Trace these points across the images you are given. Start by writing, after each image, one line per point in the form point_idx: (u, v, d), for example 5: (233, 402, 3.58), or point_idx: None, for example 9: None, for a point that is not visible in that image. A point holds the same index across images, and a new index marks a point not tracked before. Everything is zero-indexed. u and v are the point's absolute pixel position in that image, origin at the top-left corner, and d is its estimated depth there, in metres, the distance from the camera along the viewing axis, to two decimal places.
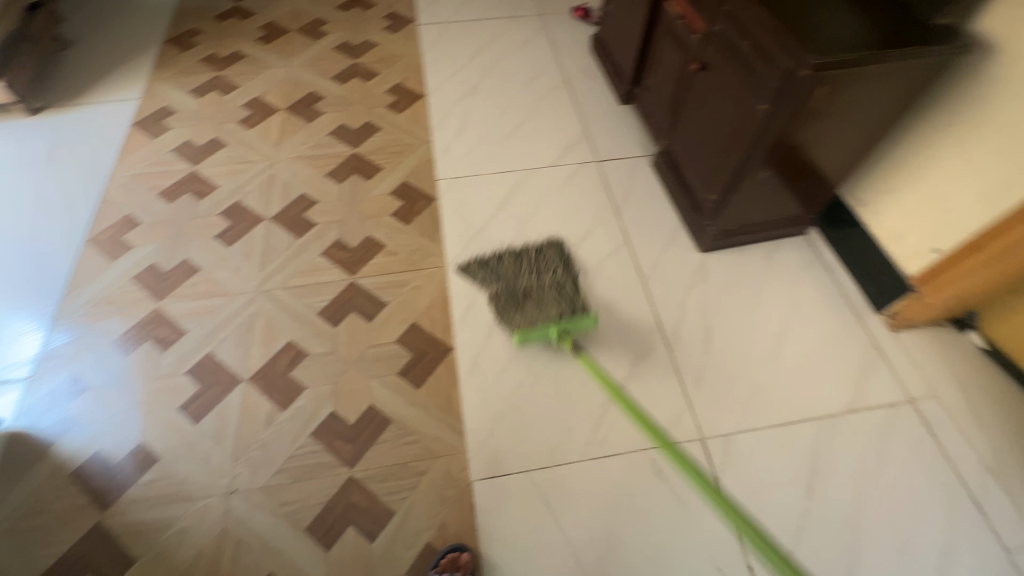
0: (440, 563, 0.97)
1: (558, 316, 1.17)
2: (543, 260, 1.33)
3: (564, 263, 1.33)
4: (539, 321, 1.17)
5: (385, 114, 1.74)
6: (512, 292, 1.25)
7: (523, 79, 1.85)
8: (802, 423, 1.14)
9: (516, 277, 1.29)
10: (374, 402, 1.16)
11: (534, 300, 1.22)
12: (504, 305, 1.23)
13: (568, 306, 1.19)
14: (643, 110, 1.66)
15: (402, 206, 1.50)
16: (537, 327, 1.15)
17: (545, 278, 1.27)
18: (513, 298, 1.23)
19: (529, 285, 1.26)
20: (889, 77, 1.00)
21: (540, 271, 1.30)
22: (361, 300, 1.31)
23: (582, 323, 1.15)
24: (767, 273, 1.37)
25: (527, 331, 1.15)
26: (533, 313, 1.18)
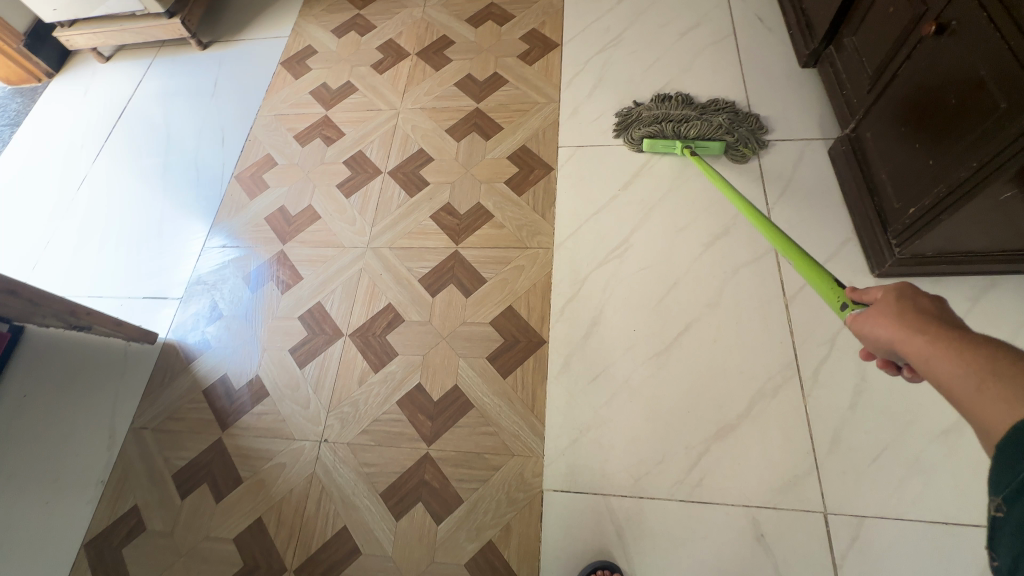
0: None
1: (692, 132, 1.30)
2: (722, 107, 1.35)
3: (744, 117, 1.32)
4: (672, 134, 1.31)
5: (514, 66, 1.59)
6: (666, 107, 1.37)
7: (680, 27, 1.56)
8: (974, 528, 0.88)
9: (678, 99, 1.38)
10: (460, 383, 1.14)
11: (683, 118, 1.33)
12: (650, 112, 1.36)
13: (707, 129, 1.29)
14: (831, 78, 1.30)
15: (518, 174, 1.39)
16: (666, 139, 1.31)
17: (705, 109, 1.35)
18: (663, 111, 1.35)
19: (687, 112, 1.33)
20: None
21: (706, 105, 1.36)
22: (461, 272, 1.27)
23: (710, 144, 1.28)
24: (968, 319, 1.04)
25: (655, 139, 1.32)
26: (669, 128, 1.31)
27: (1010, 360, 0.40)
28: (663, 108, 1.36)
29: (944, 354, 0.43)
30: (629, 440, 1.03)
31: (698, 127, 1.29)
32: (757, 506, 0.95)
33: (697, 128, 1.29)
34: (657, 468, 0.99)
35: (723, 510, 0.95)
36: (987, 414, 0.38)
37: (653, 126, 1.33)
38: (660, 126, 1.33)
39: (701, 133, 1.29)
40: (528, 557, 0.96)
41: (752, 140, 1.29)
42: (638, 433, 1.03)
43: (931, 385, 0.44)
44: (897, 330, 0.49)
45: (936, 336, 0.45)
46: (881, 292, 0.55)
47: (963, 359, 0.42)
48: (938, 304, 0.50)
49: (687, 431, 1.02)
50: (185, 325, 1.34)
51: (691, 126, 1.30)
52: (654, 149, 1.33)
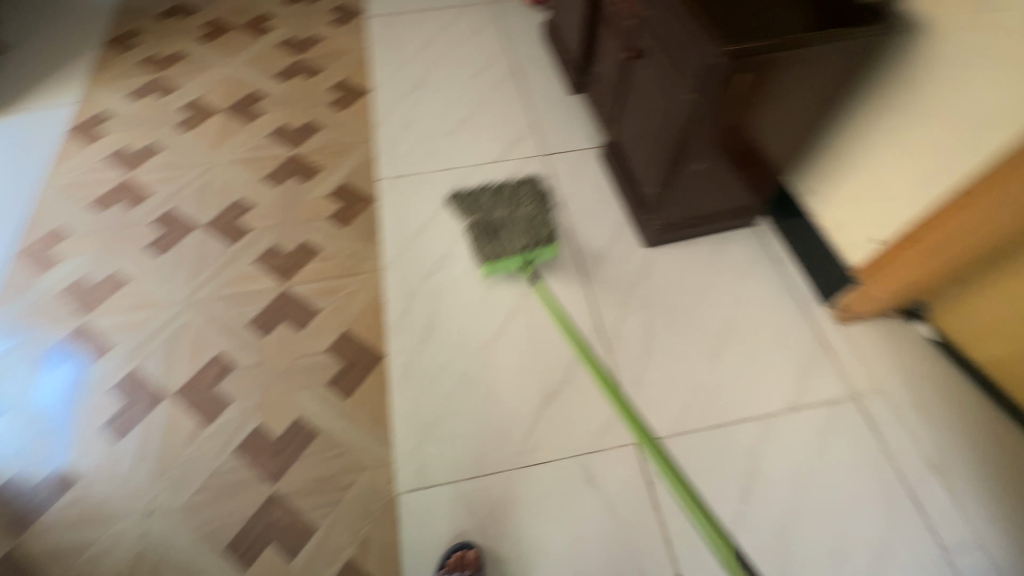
0: (448, 561, 0.96)
1: (523, 248, 1.25)
2: (517, 195, 1.34)
3: (537, 198, 1.34)
4: (508, 252, 1.25)
5: (327, 113, 1.69)
6: (486, 221, 1.29)
7: (473, 70, 1.80)
8: (740, 423, 1.10)
9: (492, 207, 1.32)
10: (302, 414, 1.13)
11: (506, 232, 1.27)
12: (476, 235, 1.27)
13: (535, 238, 1.26)
14: (592, 100, 1.60)
15: (341, 208, 1.46)
16: (505, 260, 1.24)
17: (518, 211, 1.31)
18: (487, 227, 1.28)
19: (502, 215, 1.29)
20: (816, 63, 0.95)
21: (518, 206, 1.32)
22: (293, 308, 1.28)
23: (543, 252, 1.27)
24: (714, 266, 1.33)
25: (493, 264, 1.24)
26: (503, 246, 1.25)
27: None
28: (484, 224, 1.28)
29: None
30: (471, 425, 1.11)
31: (525, 240, 1.25)
32: (584, 453, 1.08)
33: (526, 242, 1.25)
34: (499, 444, 1.09)
35: (557, 463, 1.07)
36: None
37: (486, 250, 1.25)
38: (493, 250, 1.24)
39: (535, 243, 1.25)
40: (389, 562, 0.98)
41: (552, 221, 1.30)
42: (478, 418, 1.12)
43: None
44: None
45: None
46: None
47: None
48: None
49: (520, 405, 1.13)
50: None
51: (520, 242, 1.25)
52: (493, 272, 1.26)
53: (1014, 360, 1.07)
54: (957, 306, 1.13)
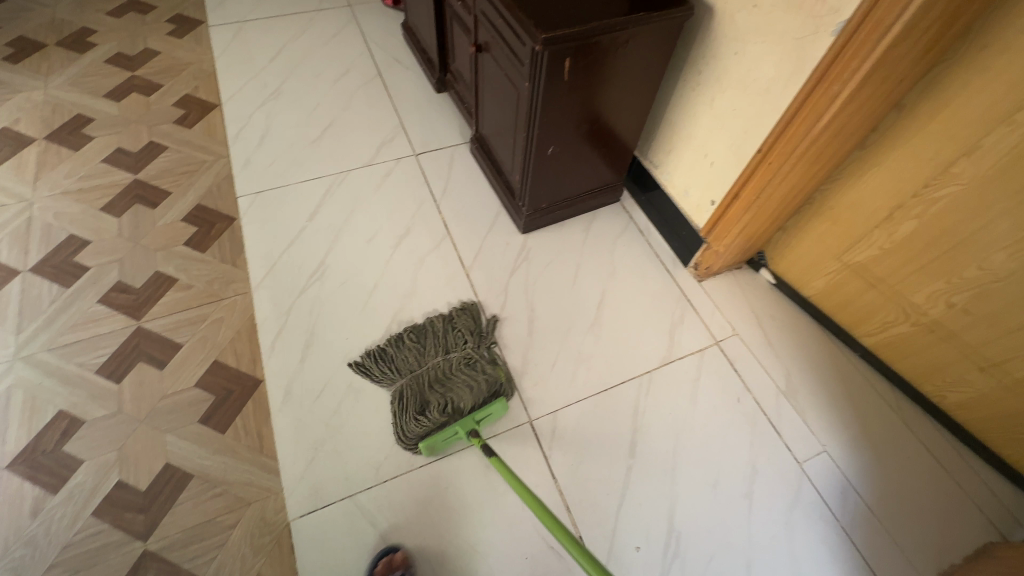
0: (375, 568, 0.93)
1: (468, 408, 1.05)
2: (450, 331, 1.17)
3: (477, 332, 1.18)
4: (449, 419, 1.04)
5: (171, 131, 1.55)
6: (419, 389, 1.08)
7: (333, 75, 1.74)
8: (623, 385, 1.18)
9: (423, 365, 1.11)
10: (172, 459, 1.03)
11: (446, 392, 1.07)
12: (407, 402, 1.06)
13: (480, 394, 1.06)
14: (456, 96, 1.62)
15: (198, 232, 1.35)
16: (446, 431, 1.02)
17: (454, 360, 1.12)
18: (420, 394, 1.07)
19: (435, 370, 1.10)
20: (633, 45, 1.03)
21: (451, 355, 1.13)
22: (150, 347, 1.16)
23: (494, 409, 1.06)
24: (586, 243, 1.41)
25: (433, 438, 1.02)
26: (442, 413, 1.04)
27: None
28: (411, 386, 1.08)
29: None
30: (363, 435, 1.08)
31: (472, 398, 1.05)
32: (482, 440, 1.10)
33: (471, 400, 1.05)
34: (394, 449, 1.07)
35: (455, 455, 1.07)
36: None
37: (421, 421, 1.03)
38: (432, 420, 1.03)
39: (479, 401, 1.06)
40: None
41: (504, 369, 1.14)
42: (371, 426, 1.09)
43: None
44: None
45: None
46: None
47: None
48: None
49: None
50: None
51: (464, 400, 1.05)
52: (435, 447, 1.04)
53: (832, 290, 1.24)
54: (786, 250, 1.30)
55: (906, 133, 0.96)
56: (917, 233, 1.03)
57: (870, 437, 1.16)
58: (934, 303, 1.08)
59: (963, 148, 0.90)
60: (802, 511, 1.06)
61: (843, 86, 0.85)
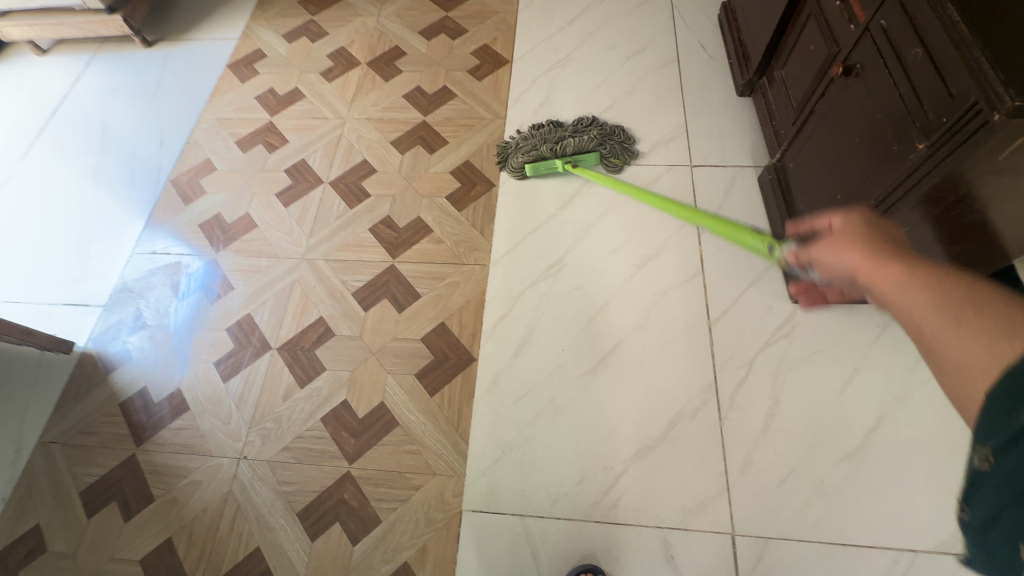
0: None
1: (568, 148, 1.34)
2: (586, 124, 1.41)
3: (610, 131, 1.39)
4: (551, 152, 1.35)
5: (463, 80, 1.60)
6: (542, 133, 1.39)
7: (626, 50, 1.59)
8: (869, 549, 0.91)
9: (555, 124, 1.42)
10: (387, 400, 1.13)
11: (559, 139, 1.37)
12: (528, 141, 1.39)
13: (582, 142, 1.35)
14: (764, 108, 1.35)
15: (459, 188, 1.39)
16: (546, 160, 1.35)
17: (578, 134, 1.38)
18: (540, 135, 1.39)
19: (558, 133, 1.39)
20: None
21: (581, 129, 1.40)
22: (396, 287, 1.26)
23: (586, 156, 1.35)
24: (876, 344, 1.09)
25: (535, 163, 1.35)
26: (548, 147, 1.35)
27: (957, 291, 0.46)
28: (539, 133, 1.40)
29: (905, 285, 0.50)
30: (550, 459, 1.03)
31: (574, 143, 1.34)
32: (669, 526, 0.96)
33: (573, 144, 1.34)
34: (576, 489, 1.00)
35: (635, 529, 0.96)
36: (974, 349, 0.41)
37: (532, 150, 1.36)
38: (539, 150, 1.36)
39: (578, 147, 1.34)
40: None
41: (623, 153, 1.36)
42: (559, 453, 1.04)
43: (909, 330, 0.49)
44: (842, 256, 0.60)
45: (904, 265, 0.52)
46: (841, 224, 0.62)
47: (945, 291, 0.46)
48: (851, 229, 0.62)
49: (608, 450, 1.03)
50: (106, 335, 1.28)
51: (568, 142, 1.34)
52: (535, 172, 1.37)
53: None
54: None
55: None
56: None
57: None
58: None
59: None
60: None
61: None
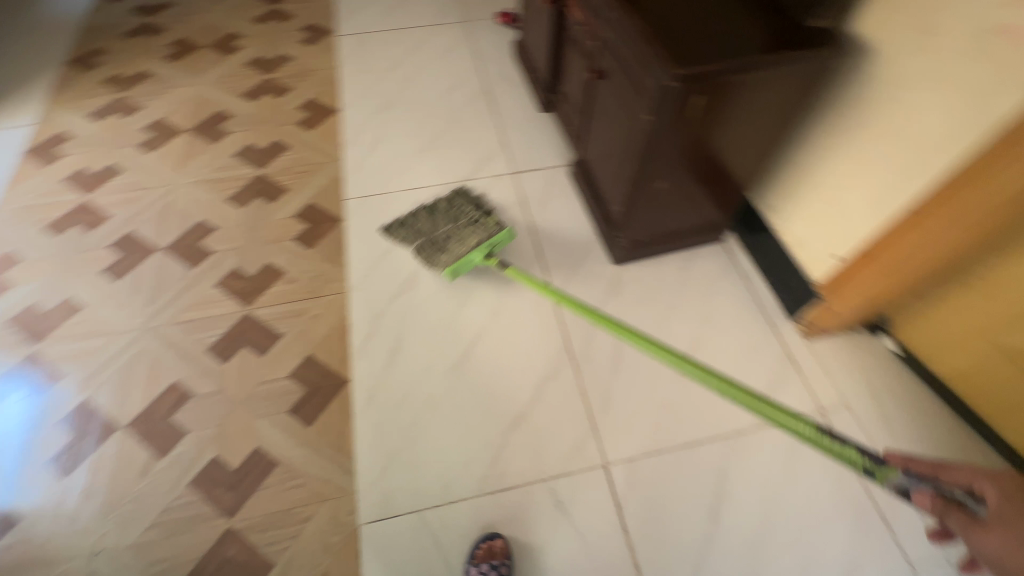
0: (476, 552, 0.96)
1: (479, 241, 1.24)
2: (454, 205, 1.31)
3: (473, 199, 1.34)
4: (465, 253, 1.22)
5: (294, 132, 1.67)
6: (428, 234, 1.26)
7: (443, 89, 1.80)
8: (709, 441, 1.10)
9: (433, 228, 1.27)
10: (262, 443, 1.09)
11: (455, 236, 1.26)
12: (428, 250, 1.24)
13: (486, 231, 1.25)
14: (561, 117, 1.61)
15: (307, 229, 1.43)
16: (464, 260, 1.22)
17: (459, 218, 1.29)
18: (430, 237, 1.26)
19: (443, 229, 1.27)
20: (771, 81, 0.95)
21: (457, 218, 1.29)
22: (255, 333, 1.24)
23: (501, 238, 1.25)
24: (682, 282, 1.33)
25: (455, 268, 1.22)
26: (455, 249, 1.23)
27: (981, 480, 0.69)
28: (426, 233, 1.27)
29: None
30: (436, 450, 1.08)
31: (477, 235, 1.25)
32: (552, 476, 1.06)
33: (479, 236, 1.24)
34: (465, 470, 1.06)
35: (523, 488, 1.04)
36: None
37: (444, 259, 1.22)
38: (449, 255, 1.23)
39: (478, 234, 1.25)
40: None
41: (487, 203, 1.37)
42: (443, 443, 1.09)
43: None
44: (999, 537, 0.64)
45: None
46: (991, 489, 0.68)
47: None
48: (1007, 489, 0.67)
49: (487, 427, 1.11)
50: None
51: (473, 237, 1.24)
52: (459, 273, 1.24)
53: (972, 373, 1.08)
54: (917, 320, 1.15)
55: None
56: None
57: None
58: None
59: None
60: None
61: None
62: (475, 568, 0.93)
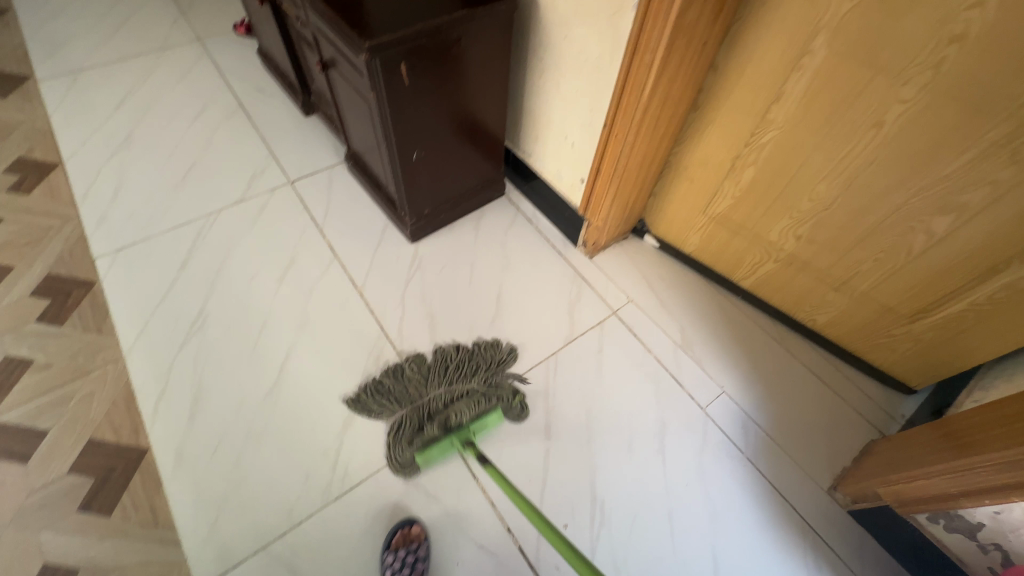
0: (392, 540, 0.96)
1: (464, 420, 1.04)
2: (459, 363, 1.16)
3: (490, 365, 1.17)
4: (443, 432, 1.04)
5: (5, 200, 1.39)
6: (417, 407, 1.08)
7: (191, 114, 1.64)
8: (532, 370, 1.20)
9: (424, 390, 1.11)
10: (50, 557, 0.93)
11: (443, 410, 1.07)
12: (407, 419, 1.06)
13: (478, 408, 1.07)
14: (324, 117, 1.58)
15: (50, 304, 1.22)
16: (438, 442, 1.02)
17: (458, 386, 1.11)
18: (415, 412, 1.07)
19: (434, 394, 1.10)
20: (470, 40, 1.04)
21: (458, 380, 1.13)
22: (8, 440, 1.04)
23: (487, 421, 1.06)
24: (478, 240, 1.42)
25: (429, 450, 1.00)
26: (437, 426, 1.04)
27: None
28: (416, 398, 1.10)
29: None
30: (269, 481, 1.02)
31: (467, 411, 1.06)
32: None
33: (467, 414, 1.05)
34: (306, 488, 1.02)
35: (370, 479, 1.04)
36: None
37: (418, 436, 1.03)
38: (426, 431, 1.04)
39: (474, 411, 1.06)
40: None
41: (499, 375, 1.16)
42: (276, 470, 1.04)
43: None
44: None
45: None
46: None
47: None
48: None
49: (320, 436, 1.08)
50: None
51: (460, 414, 1.05)
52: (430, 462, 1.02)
53: (706, 244, 1.33)
54: (661, 215, 1.37)
55: (727, 91, 1.03)
56: (759, 182, 1.11)
57: (759, 372, 1.25)
58: (786, 239, 1.16)
59: (771, 96, 0.97)
60: (711, 453, 1.13)
61: (653, 54, 0.89)
62: (392, 555, 0.93)
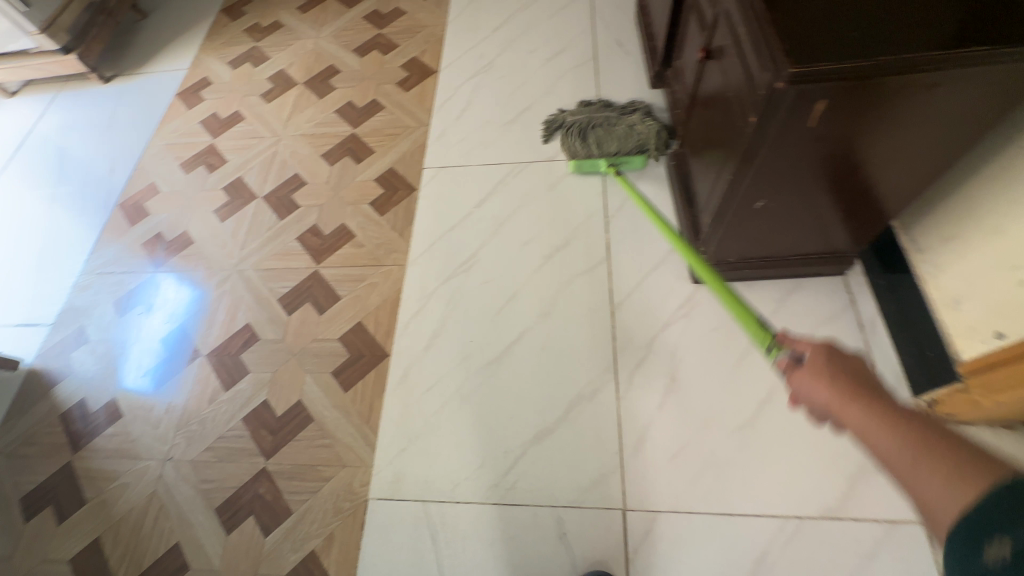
0: None
1: (614, 150, 1.32)
2: (630, 107, 1.39)
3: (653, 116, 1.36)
4: (596, 152, 1.33)
5: (392, 92, 1.67)
6: (586, 118, 1.37)
7: (547, 52, 1.65)
8: (758, 517, 0.93)
9: (597, 112, 1.39)
10: (303, 398, 1.17)
11: (602, 126, 1.36)
12: (573, 125, 1.37)
13: (629, 145, 1.32)
14: (670, 96, 1.38)
15: (382, 194, 1.45)
16: (590, 160, 1.33)
17: (622, 120, 1.35)
18: (584, 119, 1.37)
19: (600, 119, 1.36)
20: (946, 88, 0.69)
21: (623, 113, 1.37)
22: (318, 290, 1.31)
23: (632, 159, 1.33)
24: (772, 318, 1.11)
25: (581, 162, 1.34)
26: (593, 145, 1.33)
27: (929, 436, 0.46)
28: (588, 113, 1.38)
29: (879, 426, 0.49)
30: (452, 445, 1.07)
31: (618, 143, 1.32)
32: (563, 503, 0.99)
33: (617, 145, 1.32)
34: (475, 474, 1.03)
35: (529, 508, 0.99)
36: (929, 486, 0.42)
37: (576, 143, 1.35)
38: (582, 139, 1.35)
39: (624, 148, 1.32)
40: (347, 565, 0.99)
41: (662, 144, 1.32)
42: (461, 439, 1.07)
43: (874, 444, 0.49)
44: (830, 395, 0.56)
45: (870, 407, 0.52)
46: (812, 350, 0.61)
47: (897, 429, 0.48)
48: (865, 370, 0.57)
49: (509, 436, 1.06)
50: (51, 352, 1.35)
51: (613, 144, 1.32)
52: (580, 170, 1.35)
53: None
54: None
55: None
56: None
57: None
58: None
59: None
60: None
61: None
62: None
